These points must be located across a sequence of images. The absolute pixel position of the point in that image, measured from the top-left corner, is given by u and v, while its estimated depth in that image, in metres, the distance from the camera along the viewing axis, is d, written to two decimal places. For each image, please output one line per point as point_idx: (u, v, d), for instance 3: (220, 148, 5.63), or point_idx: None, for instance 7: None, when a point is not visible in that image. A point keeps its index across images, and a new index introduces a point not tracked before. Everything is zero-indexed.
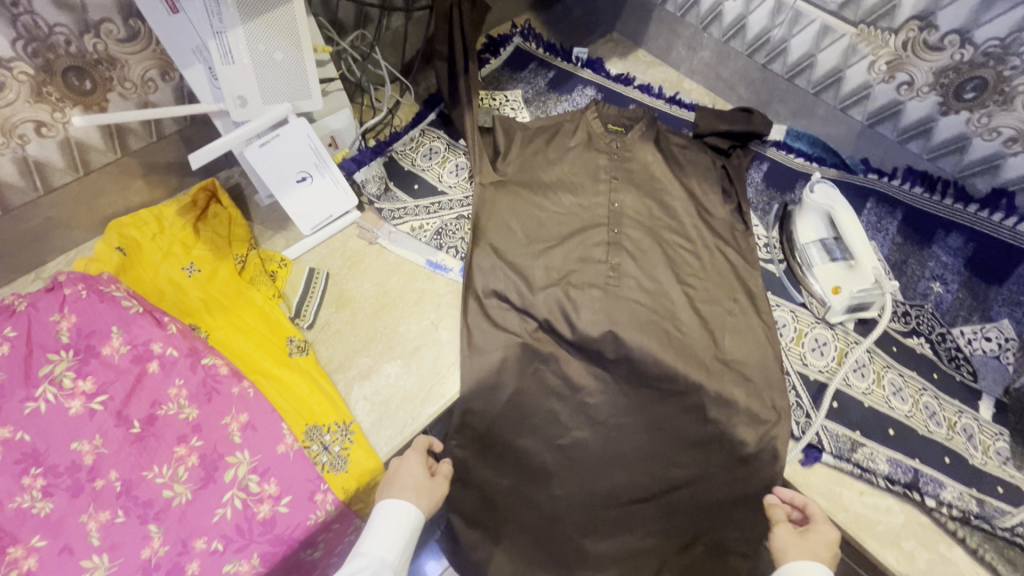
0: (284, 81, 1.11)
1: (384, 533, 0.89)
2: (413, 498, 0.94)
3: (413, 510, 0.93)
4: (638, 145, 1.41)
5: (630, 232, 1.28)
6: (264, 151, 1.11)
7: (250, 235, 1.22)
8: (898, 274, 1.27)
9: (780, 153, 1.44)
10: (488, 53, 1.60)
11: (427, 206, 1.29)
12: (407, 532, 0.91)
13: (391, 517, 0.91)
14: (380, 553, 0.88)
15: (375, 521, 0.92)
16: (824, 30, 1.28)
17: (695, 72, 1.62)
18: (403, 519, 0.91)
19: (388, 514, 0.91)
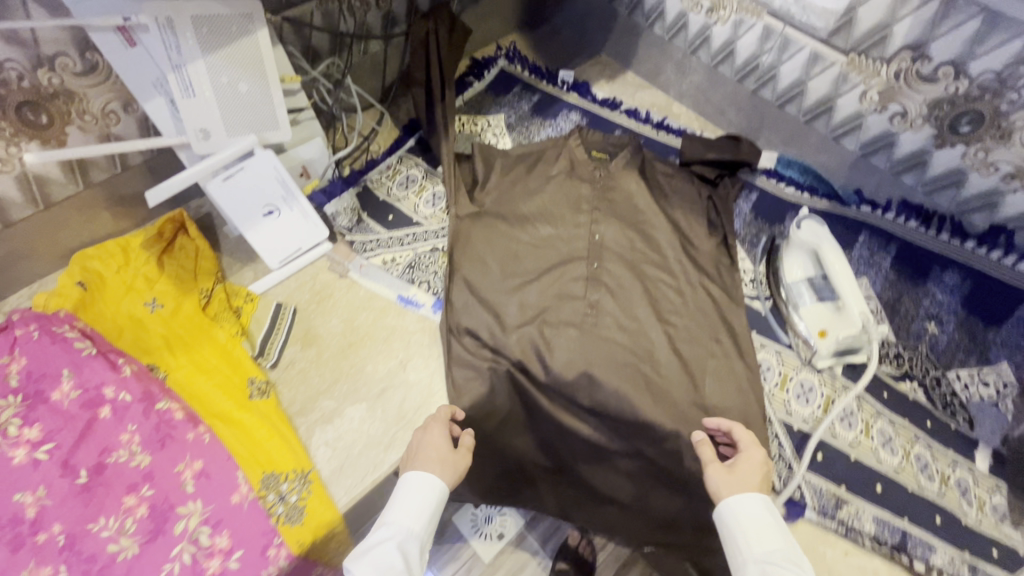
0: (249, 113, 1.07)
1: (409, 505, 0.85)
2: (438, 471, 0.88)
3: (439, 482, 0.86)
4: (622, 173, 1.36)
5: (610, 266, 1.23)
6: (228, 184, 1.08)
7: (217, 268, 1.19)
8: (891, 313, 1.19)
9: (770, 181, 1.39)
10: (472, 76, 1.57)
11: (401, 238, 1.26)
12: (433, 505, 0.85)
13: (416, 487, 0.86)
14: (406, 526, 0.83)
15: (400, 490, 0.87)
16: (814, 58, 1.23)
17: (684, 95, 1.57)
18: (428, 493, 0.85)
19: (413, 485, 0.86)
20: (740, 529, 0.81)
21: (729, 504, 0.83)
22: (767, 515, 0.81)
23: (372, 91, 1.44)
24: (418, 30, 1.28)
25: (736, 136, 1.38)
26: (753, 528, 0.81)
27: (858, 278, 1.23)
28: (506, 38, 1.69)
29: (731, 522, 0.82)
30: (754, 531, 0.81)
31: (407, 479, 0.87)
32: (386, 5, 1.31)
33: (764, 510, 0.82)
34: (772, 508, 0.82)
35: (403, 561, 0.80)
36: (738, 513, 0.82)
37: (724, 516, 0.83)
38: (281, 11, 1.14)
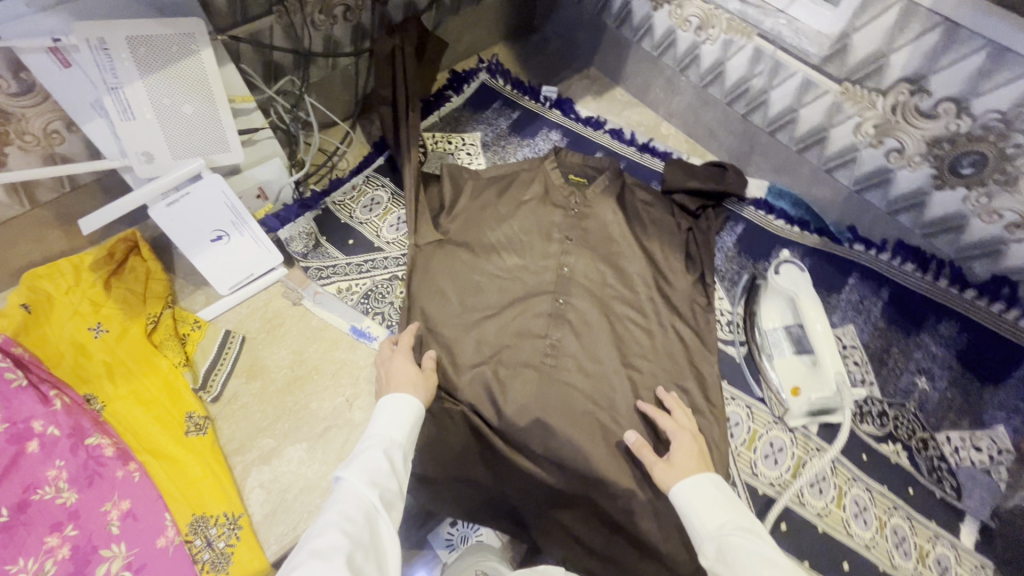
0: (196, 134, 1.03)
1: (388, 420, 0.87)
2: (412, 392, 0.94)
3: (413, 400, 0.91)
4: (599, 200, 1.26)
5: (576, 302, 1.16)
6: (174, 208, 1.04)
7: (168, 292, 1.15)
8: (879, 365, 1.10)
9: (758, 213, 1.30)
10: (451, 90, 1.50)
11: (360, 264, 1.21)
12: (411, 420, 0.88)
13: (393, 407, 0.89)
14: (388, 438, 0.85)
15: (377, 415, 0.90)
16: (806, 85, 1.13)
17: (673, 115, 1.48)
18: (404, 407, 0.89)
19: (388, 404, 0.90)
20: (693, 508, 0.82)
21: (676, 485, 0.84)
22: (713, 489, 0.82)
23: (345, 106, 1.39)
24: (382, 49, 1.26)
25: (720, 163, 1.31)
26: (704, 506, 0.81)
27: (843, 325, 1.14)
28: (490, 49, 1.62)
29: (682, 502, 0.83)
30: (706, 507, 0.81)
31: (383, 405, 0.91)
32: (355, 18, 1.25)
33: (711, 487, 0.82)
34: (720, 484, 0.83)
35: (390, 464, 0.80)
36: (686, 494, 0.83)
37: (676, 498, 0.84)
38: (240, 27, 1.08)
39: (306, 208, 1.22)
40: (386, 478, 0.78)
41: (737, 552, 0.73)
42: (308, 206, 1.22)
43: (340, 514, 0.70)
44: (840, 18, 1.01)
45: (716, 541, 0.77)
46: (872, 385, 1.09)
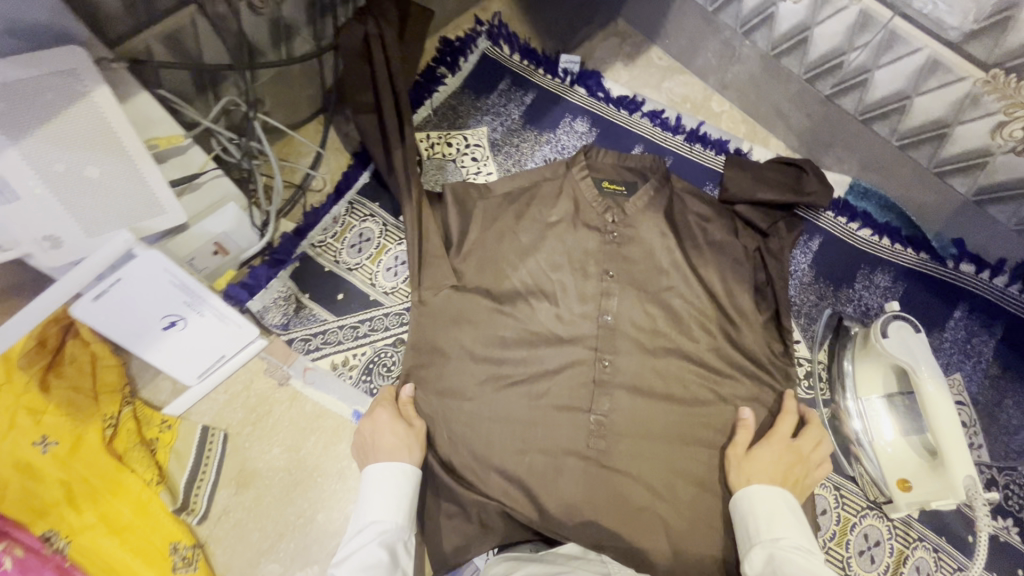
0: (114, 201, 0.75)
1: (381, 497, 0.79)
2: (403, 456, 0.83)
3: (408, 466, 0.82)
4: (643, 216, 0.97)
5: (623, 365, 0.92)
6: (105, 304, 0.78)
7: (124, 377, 0.94)
8: (988, 421, 0.92)
9: (838, 220, 1.05)
10: (444, 67, 1.17)
11: (355, 326, 0.98)
12: (408, 490, 0.81)
13: (386, 476, 0.81)
14: (385, 517, 0.78)
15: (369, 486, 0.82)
16: (931, 66, 0.84)
17: (727, 87, 1.17)
18: (397, 482, 0.81)
19: (379, 475, 0.81)
20: (756, 517, 0.77)
21: (744, 490, 0.80)
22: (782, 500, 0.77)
23: (311, 99, 1.08)
24: (351, 36, 0.96)
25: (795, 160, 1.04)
26: (769, 516, 0.76)
27: (949, 373, 0.95)
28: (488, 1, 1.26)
29: (744, 509, 0.79)
30: (770, 517, 0.77)
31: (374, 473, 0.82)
32: None
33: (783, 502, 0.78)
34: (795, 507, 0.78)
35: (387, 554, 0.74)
36: (753, 502, 0.79)
37: (739, 503, 0.80)
38: (147, 30, 0.79)
39: (279, 265, 0.96)
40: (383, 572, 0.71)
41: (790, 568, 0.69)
42: (279, 264, 0.96)
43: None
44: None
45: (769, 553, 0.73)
46: (979, 447, 0.91)
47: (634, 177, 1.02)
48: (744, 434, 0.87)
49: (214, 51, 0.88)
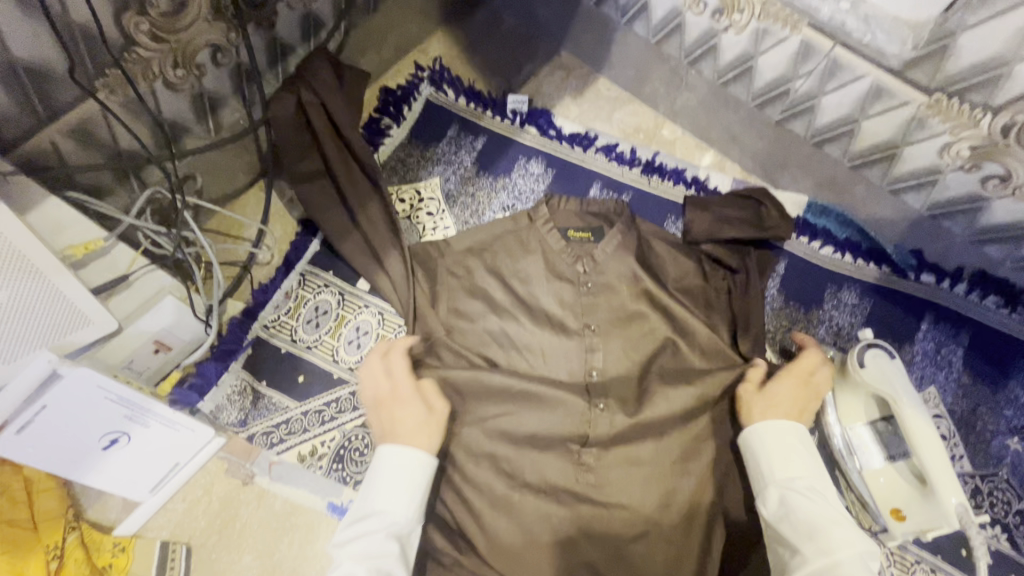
0: (25, 320, 0.67)
1: (396, 486, 0.74)
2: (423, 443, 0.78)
3: (424, 457, 0.76)
4: (613, 260, 0.93)
5: (614, 409, 0.85)
6: (32, 434, 0.69)
7: (67, 499, 0.85)
8: (966, 431, 0.93)
9: (801, 241, 1.05)
10: (389, 118, 1.13)
11: (321, 410, 0.92)
12: (419, 487, 0.75)
13: (398, 466, 0.75)
14: (394, 512, 0.73)
15: (380, 469, 0.76)
16: (875, 92, 0.84)
17: (677, 114, 1.16)
18: (414, 474, 0.75)
19: (395, 460, 0.75)
20: (763, 454, 0.77)
21: (754, 426, 0.79)
22: (792, 440, 0.77)
23: (248, 166, 1.02)
24: (281, 114, 0.90)
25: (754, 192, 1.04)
26: (780, 455, 0.76)
27: (923, 387, 0.96)
28: (426, 42, 1.22)
29: (761, 446, 0.78)
30: (782, 457, 0.76)
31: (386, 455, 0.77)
32: (232, 57, 0.87)
33: (795, 439, 0.78)
34: (809, 441, 0.78)
35: (398, 546, 0.70)
36: (763, 440, 0.78)
37: (748, 439, 0.80)
38: (50, 125, 0.71)
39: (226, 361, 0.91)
40: (395, 564, 0.69)
41: (805, 511, 0.71)
42: (227, 359, 0.91)
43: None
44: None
45: (782, 491, 0.74)
46: (960, 458, 0.92)
47: (598, 223, 0.98)
48: (755, 374, 0.88)
49: (129, 136, 0.80)
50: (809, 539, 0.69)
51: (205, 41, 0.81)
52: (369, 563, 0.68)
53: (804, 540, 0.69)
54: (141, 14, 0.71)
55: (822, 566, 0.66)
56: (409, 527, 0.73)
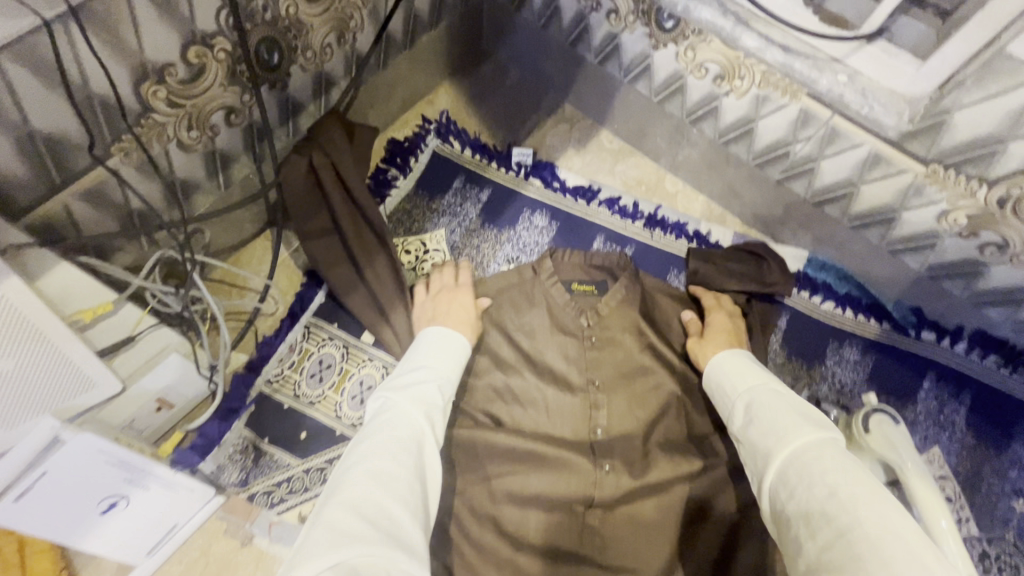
0: (31, 389, 0.66)
1: (439, 353, 0.79)
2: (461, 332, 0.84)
3: (461, 338, 0.83)
4: (617, 317, 0.95)
5: (620, 470, 0.84)
6: (31, 502, 0.68)
7: (61, 560, 0.84)
8: (972, 493, 0.93)
9: (802, 296, 1.06)
10: (395, 169, 1.14)
11: (322, 468, 0.91)
12: (458, 355, 0.80)
13: (436, 339, 0.81)
14: (437, 368, 0.77)
15: (421, 346, 0.82)
16: (874, 160, 0.87)
17: (679, 167, 1.18)
18: (455, 345, 0.81)
19: (439, 337, 0.81)
20: (726, 377, 0.81)
21: (712, 361, 0.84)
22: (742, 359, 0.82)
23: (256, 218, 1.03)
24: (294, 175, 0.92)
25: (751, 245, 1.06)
26: (739, 374, 0.80)
27: (927, 446, 0.96)
28: (433, 94, 1.25)
29: (720, 373, 0.82)
30: (737, 376, 0.80)
31: (425, 335, 0.84)
32: (245, 117, 0.88)
33: (749, 363, 0.82)
34: (758, 365, 0.83)
35: (443, 400, 0.73)
36: (721, 368, 0.82)
37: (709, 373, 0.84)
38: (64, 191, 0.71)
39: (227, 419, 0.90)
40: (439, 413, 0.72)
41: (765, 410, 0.71)
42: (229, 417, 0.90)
43: (391, 442, 0.64)
44: (942, 70, 0.73)
45: (744, 401, 0.75)
46: (967, 521, 0.91)
47: (602, 276, 0.99)
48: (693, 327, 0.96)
49: (141, 196, 0.81)
50: (772, 433, 0.67)
51: (219, 104, 0.82)
52: (413, 399, 0.71)
53: (768, 437, 0.68)
54: (159, 83, 0.72)
55: (788, 454, 0.65)
56: (452, 387, 0.77)
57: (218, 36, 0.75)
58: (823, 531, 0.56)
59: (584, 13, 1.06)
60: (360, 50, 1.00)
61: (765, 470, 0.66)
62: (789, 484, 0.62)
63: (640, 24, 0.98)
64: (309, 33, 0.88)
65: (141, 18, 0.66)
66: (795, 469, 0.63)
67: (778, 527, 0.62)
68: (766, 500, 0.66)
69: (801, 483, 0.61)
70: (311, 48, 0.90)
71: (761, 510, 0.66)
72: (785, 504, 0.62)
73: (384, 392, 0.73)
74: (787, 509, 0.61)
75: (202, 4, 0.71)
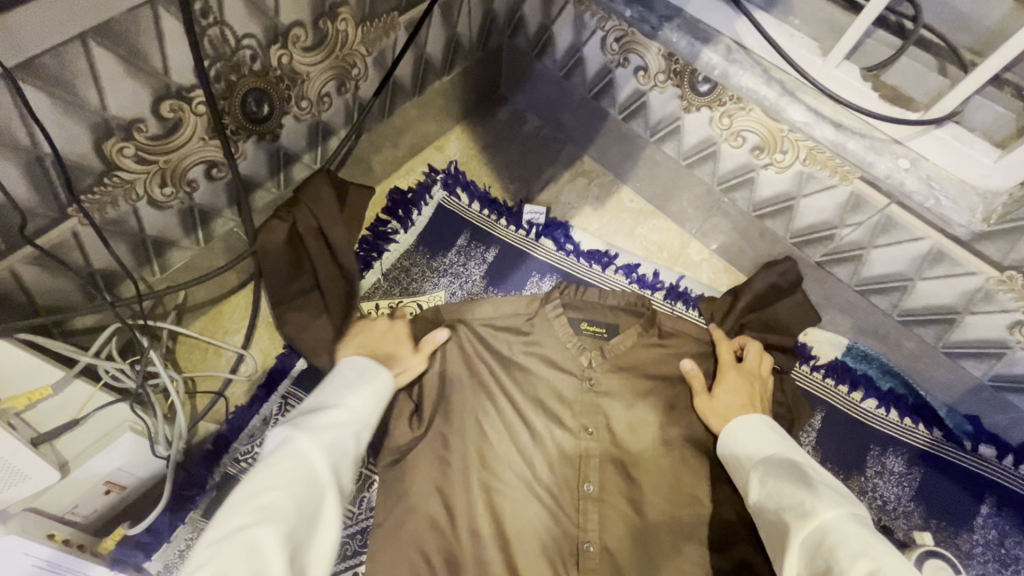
0: None
1: (359, 387, 0.69)
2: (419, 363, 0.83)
3: (387, 372, 0.74)
4: (623, 410, 0.86)
5: (611, 546, 0.79)
6: None
7: None
8: None
9: (840, 391, 0.94)
10: (395, 222, 1.05)
11: None
12: (382, 393, 0.70)
13: (359, 372, 0.72)
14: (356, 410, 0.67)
15: (344, 375, 0.71)
16: (935, 256, 0.76)
17: (705, 235, 1.08)
18: (376, 381, 0.72)
19: (358, 369, 0.72)
20: (741, 445, 0.76)
21: (728, 428, 0.79)
22: (759, 427, 0.77)
23: (241, 273, 0.94)
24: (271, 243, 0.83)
25: (789, 282, 0.94)
26: (756, 442, 0.75)
27: None
28: (443, 139, 1.16)
29: (735, 441, 0.77)
30: (752, 445, 0.75)
31: (350, 361, 0.74)
32: (229, 171, 0.80)
33: (766, 428, 0.77)
34: (774, 429, 0.77)
35: (355, 444, 0.64)
36: (737, 430, 0.78)
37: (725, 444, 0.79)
38: (8, 259, 0.63)
39: (180, 508, 0.80)
40: (348, 464, 0.62)
41: (783, 480, 0.67)
42: (184, 507, 0.80)
43: (288, 496, 0.54)
44: None
45: (762, 472, 0.70)
46: None
47: (615, 320, 0.91)
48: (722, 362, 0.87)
49: (104, 257, 0.73)
50: (793, 508, 0.63)
51: (198, 159, 0.74)
52: (324, 442, 0.61)
53: (788, 513, 0.63)
54: (125, 140, 0.64)
55: (811, 527, 0.59)
56: (365, 433, 0.67)
57: (197, 90, 0.67)
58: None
59: (611, 67, 0.97)
60: (364, 98, 0.92)
61: (792, 544, 0.61)
62: (816, 564, 0.57)
63: (672, 84, 0.88)
64: (306, 82, 0.80)
65: (104, 73, 0.58)
66: (821, 540, 0.58)
67: None
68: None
69: (826, 549, 0.56)
70: (307, 98, 0.82)
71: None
72: (815, 571, 0.56)
73: (290, 425, 0.62)
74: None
75: (179, 56, 0.63)
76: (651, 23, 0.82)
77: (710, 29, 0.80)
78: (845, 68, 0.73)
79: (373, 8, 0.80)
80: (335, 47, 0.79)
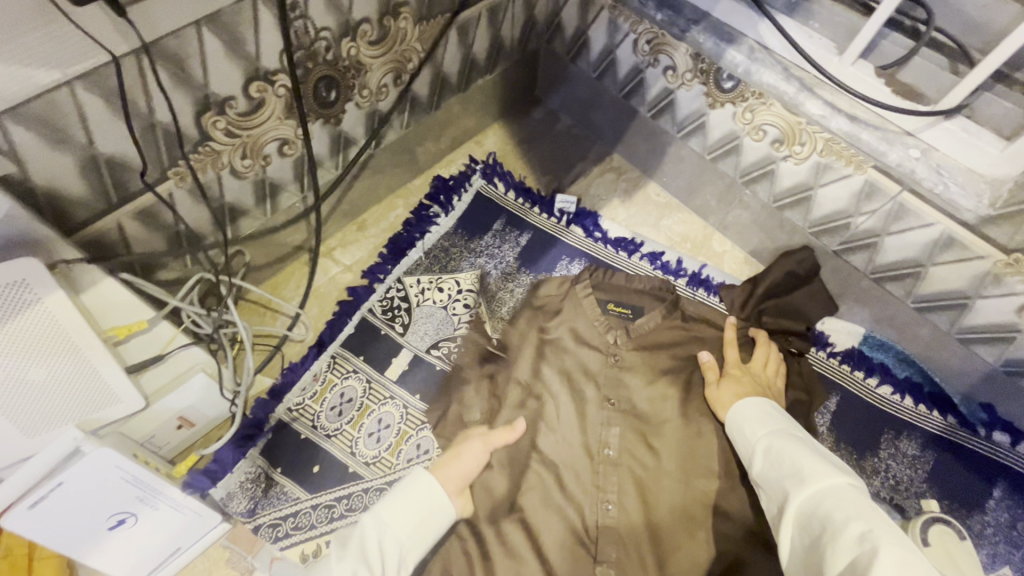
0: (68, 401, 0.68)
1: (401, 510, 0.68)
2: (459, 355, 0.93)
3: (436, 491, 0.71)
4: (645, 381, 0.92)
5: (626, 505, 0.84)
6: (40, 514, 0.66)
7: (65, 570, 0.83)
8: None
9: (856, 376, 0.98)
10: (437, 206, 1.14)
11: (331, 506, 0.89)
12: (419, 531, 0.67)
13: (416, 492, 0.70)
14: (392, 526, 0.66)
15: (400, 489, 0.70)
16: (946, 241, 0.82)
17: (727, 227, 1.14)
18: (417, 505, 0.68)
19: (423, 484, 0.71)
20: (747, 421, 0.79)
21: (736, 408, 0.81)
22: (766, 406, 0.80)
23: (297, 245, 1.04)
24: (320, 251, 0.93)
25: (806, 271, 0.99)
26: (758, 420, 0.78)
27: (995, 565, 0.85)
28: (482, 134, 1.26)
29: (744, 414, 0.80)
30: (759, 421, 0.78)
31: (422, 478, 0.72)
32: (297, 149, 0.90)
33: (771, 410, 0.80)
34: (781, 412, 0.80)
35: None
36: (744, 409, 0.80)
37: (733, 416, 0.81)
38: (118, 210, 0.74)
39: (240, 447, 0.89)
40: None
41: (785, 451, 0.69)
42: (244, 445, 0.89)
43: None
44: None
45: (765, 444, 0.72)
46: None
47: (641, 301, 0.98)
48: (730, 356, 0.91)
49: (190, 218, 0.83)
50: (793, 474, 0.65)
51: (274, 136, 0.84)
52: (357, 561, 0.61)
53: (790, 477, 0.65)
54: (219, 114, 0.75)
55: (807, 493, 0.62)
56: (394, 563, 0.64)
57: (280, 73, 0.77)
58: (848, 549, 0.53)
59: (641, 67, 1.05)
60: (415, 91, 1.03)
61: (788, 508, 0.63)
62: (812, 526, 0.59)
63: (698, 82, 0.96)
64: (368, 73, 0.90)
65: (211, 54, 0.69)
66: (818, 504, 0.60)
67: (802, 556, 0.59)
68: (787, 538, 0.62)
69: (823, 512, 0.58)
70: (367, 87, 0.92)
71: (777, 543, 0.63)
72: (810, 532, 0.59)
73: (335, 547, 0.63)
74: (814, 534, 0.58)
75: (269, 43, 0.74)
76: (680, 26, 0.91)
77: (735, 31, 0.88)
78: (859, 66, 0.80)
79: (431, 8, 0.90)
80: (395, 43, 0.90)
